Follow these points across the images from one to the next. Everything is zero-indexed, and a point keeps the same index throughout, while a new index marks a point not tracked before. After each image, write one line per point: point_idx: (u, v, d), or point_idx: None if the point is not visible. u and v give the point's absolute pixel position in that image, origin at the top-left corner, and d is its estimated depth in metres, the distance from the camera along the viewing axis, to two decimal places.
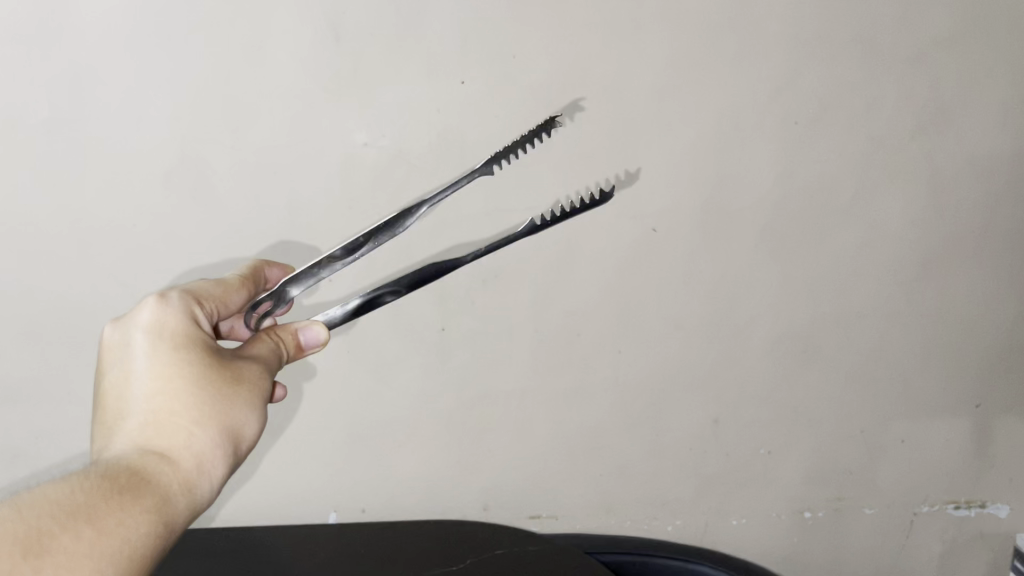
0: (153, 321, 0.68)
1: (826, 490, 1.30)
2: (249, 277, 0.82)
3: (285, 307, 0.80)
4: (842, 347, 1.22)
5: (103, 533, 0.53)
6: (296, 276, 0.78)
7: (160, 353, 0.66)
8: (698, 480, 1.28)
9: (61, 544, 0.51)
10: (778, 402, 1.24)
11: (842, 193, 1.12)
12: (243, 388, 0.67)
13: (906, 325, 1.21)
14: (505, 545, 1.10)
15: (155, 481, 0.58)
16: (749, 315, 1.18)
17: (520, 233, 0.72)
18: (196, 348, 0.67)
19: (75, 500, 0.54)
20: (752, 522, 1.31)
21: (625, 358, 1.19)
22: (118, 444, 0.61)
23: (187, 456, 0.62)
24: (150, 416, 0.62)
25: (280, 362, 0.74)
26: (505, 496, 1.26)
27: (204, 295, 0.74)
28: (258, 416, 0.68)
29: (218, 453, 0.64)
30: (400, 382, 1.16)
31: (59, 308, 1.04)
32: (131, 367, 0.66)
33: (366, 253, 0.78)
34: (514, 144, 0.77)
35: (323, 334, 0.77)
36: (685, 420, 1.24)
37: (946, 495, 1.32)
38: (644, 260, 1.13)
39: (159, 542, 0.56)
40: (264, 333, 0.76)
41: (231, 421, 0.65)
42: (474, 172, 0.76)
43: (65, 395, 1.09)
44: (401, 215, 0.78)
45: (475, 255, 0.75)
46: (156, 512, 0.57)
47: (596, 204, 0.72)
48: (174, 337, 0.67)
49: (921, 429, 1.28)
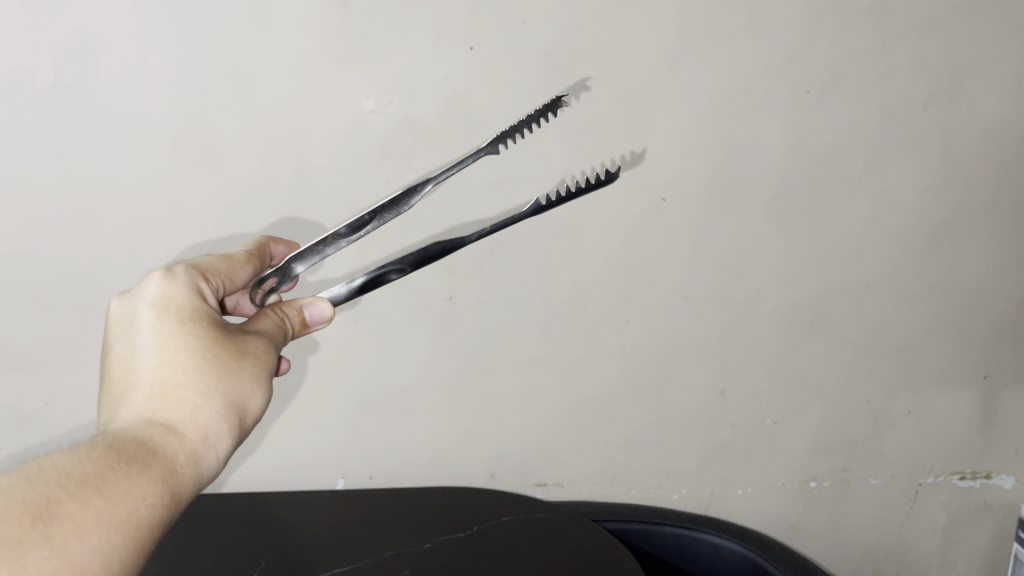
0: (159, 295, 0.68)
1: (831, 460, 1.30)
2: (254, 253, 0.83)
3: (290, 283, 0.81)
4: (850, 318, 1.21)
5: (110, 502, 0.53)
6: (301, 253, 0.79)
7: (166, 327, 0.66)
8: (703, 449, 1.28)
9: (69, 512, 0.51)
10: (784, 373, 1.24)
11: (853, 163, 1.11)
12: (248, 363, 0.68)
13: (915, 297, 1.21)
14: (511, 512, 1.11)
15: (162, 452, 0.59)
16: (757, 286, 1.17)
17: (524, 214, 0.71)
18: (202, 322, 0.68)
19: (82, 469, 0.54)
20: (757, 491, 1.32)
21: (632, 329, 1.19)
22: (125, 416, 0.61)
23: (194, 429, 0.62)
24: (156, 389, 0.63)
25: (285, 337, 0.76)
26: (512, 464, 1.27)
27: (210, 269, 0.75)
28: (263, 391, 0.68)
29: (224, 427, 0.64)
30: (407, 351, 1.16)
31: (66, 275, 1.04)
32: (137, 340, 0.66)
33: (372, 230, 0.79)
34: (520, 122, 0.76)
35: (328, 311, 0.79)
36: (691, 389, 1.24)
37: (951, 466, 1.32)
38: (652, 230, 1.12)
39: (165, 512, 0.57)
40: (269, 308, 0.77)
41: (237, 394, 0.66)
42: (481, 151, 0.75)
43: (74, 360, 1.10)
44: (406, 192, 0.79)
45: (479, 234, 0.75)
46: (162, 482, 0.57)
47: (600, 184, 0.72)
48: (180, 311, 0.68)
49: (928, 400, 1.28)
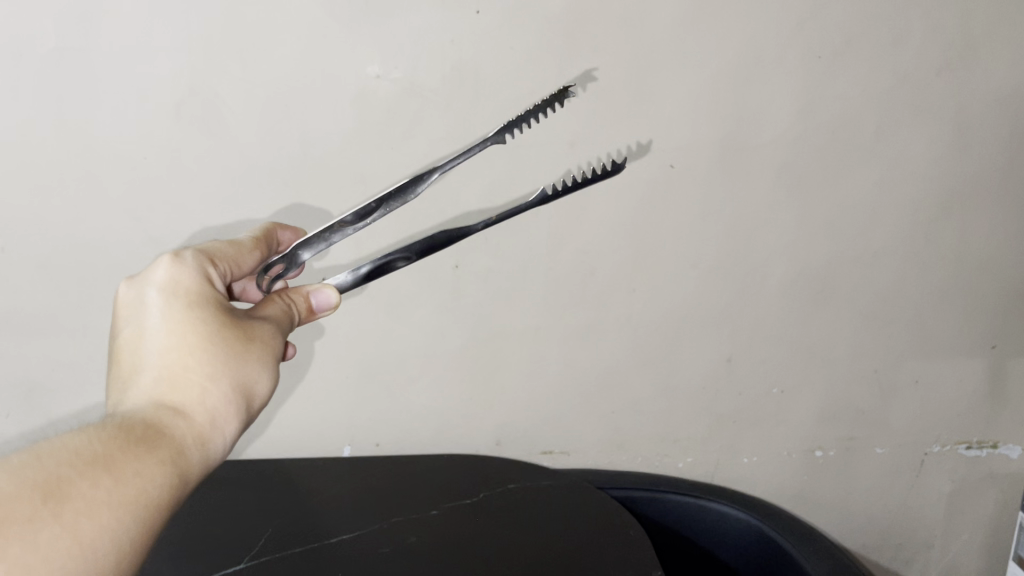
0: (167, 279, 0.69)
1: (838, 429, 1.30)
2: (262, 238, 0.84)
3: (296, 269, 0.82)
4: (859, 287, 1.20)
5: (120, 483, 0.53)
6: (307, 241, 0.80)
7: (174, 311, 0.67)
8: (709, 418, 1.28)
9: (79, 492, 0.51)
10: (792, 342, 1.24)
11: (865, 129, 1.09)
12: (256, 347, 0.68)
13: (924, 266, 1.19)
14: (517, 480, 1.12)
15: (170, 435, 0.59)
16: (765, 255, 1.16)
17: (532, 204, 0.75)
18: (209, 307, 0.68)
19: (92, 450, 0.54)
20: (763, 460, 1.32)
21: (639, 298, 1.18)
22: (133, 398, 0.62)
23: (201, 412, 0.62)
24: (164, 372, 0.63)
25: (291, 324, 0.76)
26: (518, 432, 1.27)
27: (217, 254, 0.76)
28: (269, 374, 0.69)
29: (231, 410, 0.64)
30: (413, 319, 1.16)
31: (70, 242, 1.04)
32: (145, 324, 0.66)
33: (378, 217, 0.80)
34: (527, 113, 0.79)
35: (334, 298, 0.79)
36: (698, 358, 1.24)
37: (957, 436, 1.32)
38: (660, 198, 1.11)
39: (173, 493, 0.57)
40: (275, 295, 0.77)
41: (244, 378, 0.66)
42: (488, 140, 0.78)
43: (80, 327, 1.09)
44: (412, 181, 0.78)
45: (486, 224, 0.78)
46: (171, 464, 0.58)
47: (606, 176, 0.75)
48: (187, 295, 0.68)
49: (936, 370, 1.27)
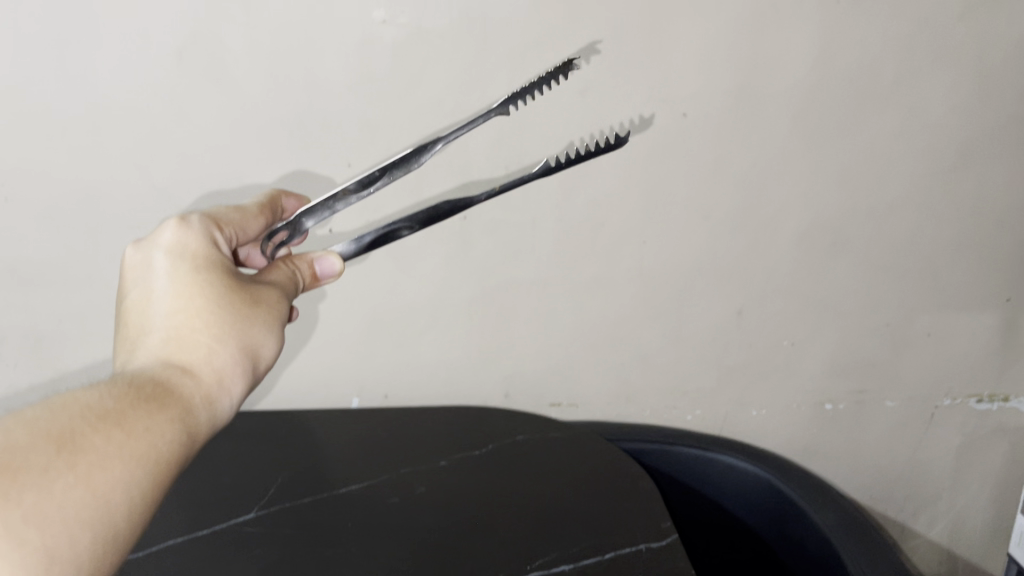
0: (175, 243, 0.70)
1: (847, 382, 1.30)
2: (266, 206, 0.86)
3: (300, 236, 0.81)
4: (873, 238, 1.18)
5: (133, 436, 0.53)
6: (310, 209, 0.79)
7: (181, 274, 0.68)
8: (719, 370, 1.28)
9: (94, 443, 0.51)
10: (803, 294, 1.22)
11: (883, 78, 1.06)
12: (260, 311, 0.69)
13: (941, 217, 1.17)
14: (526, 432, 1.12)
15: (179, 392, 0.59)
16: (778, 205, 1.14)
17: (537, 175, 0.77)
18: (216, 271, 0.69)
19: (103, 405, 0.54)
20: (771, 412, 1.32)
21: (649, 250, 1.16)
22: (141, 357, 0.62)
23: (209, 371, 0.63)
24: (172, 332, 0.64)
25: (296, 289, 0.79)
26: (526, 384, 1.27)
27: (224, 219, 0.77)
28: (274, 338, 0.70)
29: (237, 371, 0.65)
30: (420, 271, 1.14)
31: (73, 192, 1.02)
32: (152, 287, 0.67)
33: (381, 186, 0.78)
34: (532, 83, 0.79)
35: (339, 265, 0.81)
36: (708, 310, 1.22)
37: (969, 389, 1.31)
38: (672, 148, 1.08)
39: (184, 449, 0.57)
40: (281, 261, 0.80)
41: (249, 341, 0.67)
42: (493, 111, 0.77)
43: (85, 278, 1.09)
44: (416, 150, 0.77)
45: (490, 194, 0.79)
46: (181, 420, 0.58)
47: (610, 148, 0.77)
48: (194, 259, 0.70)
49: (949, 324, 1.26)
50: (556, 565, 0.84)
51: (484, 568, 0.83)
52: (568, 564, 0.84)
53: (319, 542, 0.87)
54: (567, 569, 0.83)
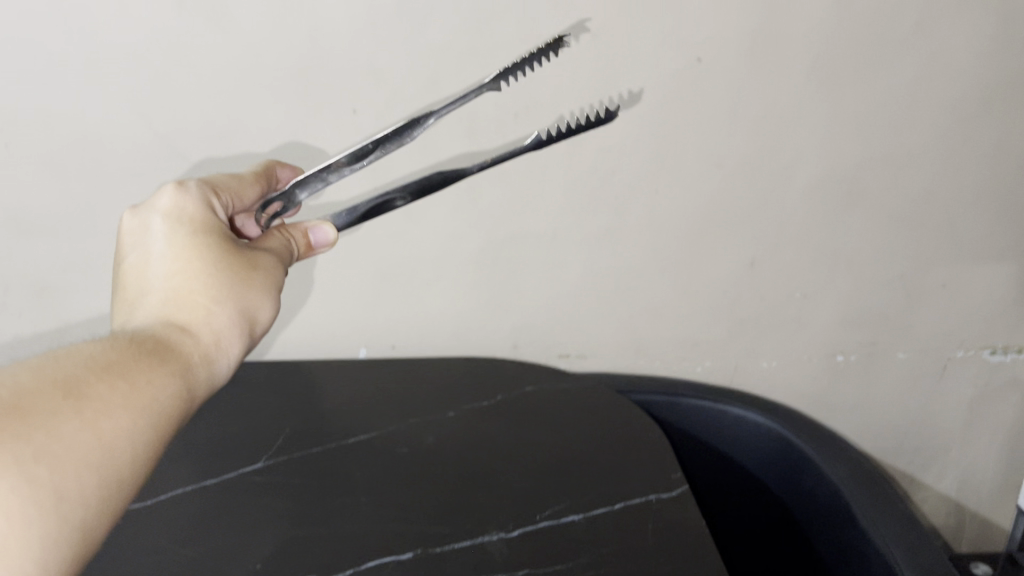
0: (172, 206, 0.69)
1: (860, 333, 1.28)
2: (262, 174, 0.83)
3: (294, 208, 0.80)
4: (889, 188, 1.16)
5: (135, 388, 0.52)
6: (303, 180, 0.77)
7: (178, 237, 0.67)
8: (730, 322, 1.27)
9: (97, 392, 0.50)
10: (816, 245, 1.20)
11: (904, 21, 1.02)
12: (258, 274, 0.68)
13: (960, 166, 1.14)
14: (535, 383, 1.11)
15: (179, 350, 0.58)
16: (793, 154, 1.12)
17: (528, 148, 0.78)
18: (213, 235, 0.68)
19: (105, 356, 0.53)
20: (782, 364, 1.31)
21: (661, 199, 1.14)
22: (140, 317, 0.61)
23: (207, 331, 0.62)
24: (170, 293, 0.63)
25: (291, 257, 0.77)
26: (535, 335, 1.26)
27: (220, 185, 0.76)
28: (271, 302, 0.69)
29: (235, 333, 0.64)
30: (428, 220, 1.13)
31: (75, 139, 1.00)
32: (149, 251, 0.66)
33: (374, 159, 0.77)
34: (523, 59, 0.77)
35: (332, 235, 0.81)
36: (720, 261, 1.21)
37: (983, 341, 1.29)
38: (685, 94, 1.06)
39: (184, 404, 0.56)
40: (276, 230, 0.78)
41: (247, 304, 0.66)
42: (483, 87, 0.77)
43: (88, 227, 1.07)
44: (409, 124, 0.76)
45: (481, 165, 0.80)
46: (181, 376, 0.57)
47: (600, 123, 0.77)
48: (192, 222, 0.69)
49: (965, 275, 1.23)
50: (566, 515, 0.83)
51: (494, 518, 0.83)
52: (578, 515, 0.83)
53: (329, 491, 0.87)
54: (577, 519, 0.83)
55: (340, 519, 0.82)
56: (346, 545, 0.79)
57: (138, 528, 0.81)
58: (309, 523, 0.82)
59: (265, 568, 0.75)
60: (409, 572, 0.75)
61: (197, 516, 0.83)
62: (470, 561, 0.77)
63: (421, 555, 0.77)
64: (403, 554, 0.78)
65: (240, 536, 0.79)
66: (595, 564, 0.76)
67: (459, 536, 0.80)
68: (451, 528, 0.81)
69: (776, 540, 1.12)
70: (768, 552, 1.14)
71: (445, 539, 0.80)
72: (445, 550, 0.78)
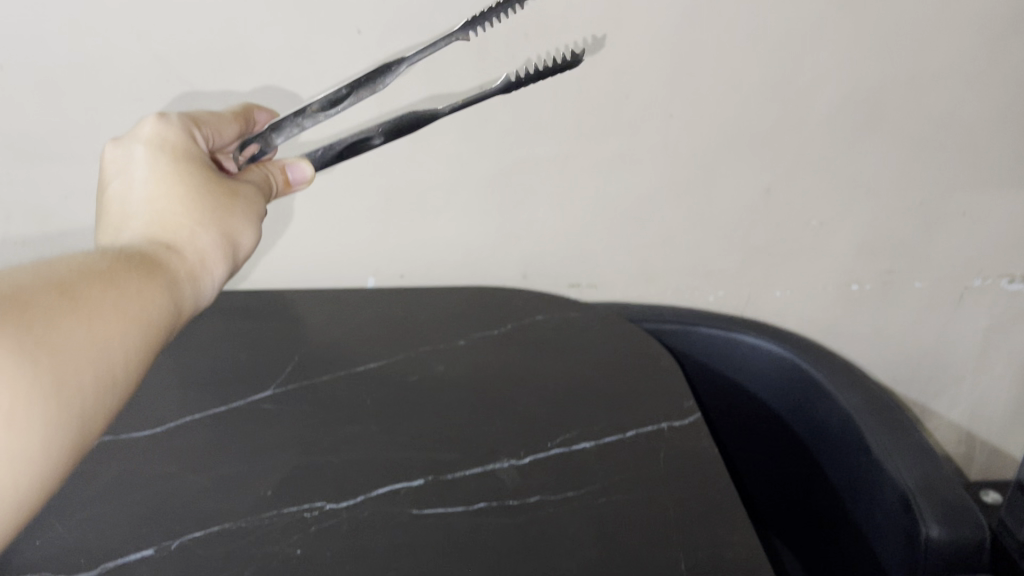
0: (155, 134, 0.68)
1: (875, 262, 1.26)
2: (241, 113, 0.80)
3: (272, 151, 0.77)
4: (912, 112, 1.12)
5: (123, 295, 0.53)
6: (278, 124, 0.74)
7: (161, 163, 0.66)
8: (744, 250, 1.24)
9: (87, 295, 0.50)
10: (834, 171, 1.17)
11: None
12: (241, 201, 0.67)
13: (987, 89, 1.10)
14: (546, 312, 1.09)
15: (164, 267, 0.58)
16: (813, 76, 1.08)
17: (496, 91, 0.76)
18: (195, 162, 0.67)
19: (97, 268, 0.53)
20: (796, 293, 1.29)
21: (675, 124, 1.11)
22: (123, 237, 0.61)
23: (191, 251, 0.62)
24: (153, 215, 0.62)
25: (269, 194, 0.75)
26: (546, 264, 1.24)
27: (200, 118, 0.73)
28: (254, 229, 0.68)
29: (218, 255, 0.64)
30: (436, 146, 1.10)
31: (70, 61, 0.97)
32: (131, 178, 0.65)
33: (349, 104, 0.74)
34: (495, 8, 0.73)
35: (310, 171, 0.77)
36: (735, 188, 1.18)
37: (1001, 270, 1.27)
38: (703, 12, 1.01)
39: (169, 318, 0.56)
40: (253, 166, 0.76)
41: (230, 228, 0.65)
42: (453, 35, 0.73)
43: (88, 153, 1.05)
44: (381, 69, 0.73)
45: (452, 108, 0.78)
46: (166, 292, 0.57)
47: (567, 66, 0.76)
48: (175, 151, 0.67)
49: (986, 202, 1.20)
50: (578, 443, 0.83)
51: (505, 445, 0.82)
52: (590, 442, 0.83)
53: (339, 419, 0.86)
54: (589, 447, 0.82)
55: (350, 446, 0.82)
56: (357, 472, 0.78)
57: (148, 454, 0.80)
58: (319, 450, 0.81)
59: (275, 494, 0.75)
60: (420, 498, 0.75)
61: (207, 442, 0.82)
62: (481, 488, 0.76)
63: (432, 481, 0.77)
64: (414, 480, 0.77)
65: (251, 462, 0.79)
66: (607, 491, 0.76)
67: (470, 463, 0.80)
68: (461, 455, 0.81)
69: (783, 469, 1.11)
70: (777, 481, 1.13)
71: (455, 466, 0.79)
72: (455, 477, 0.78)
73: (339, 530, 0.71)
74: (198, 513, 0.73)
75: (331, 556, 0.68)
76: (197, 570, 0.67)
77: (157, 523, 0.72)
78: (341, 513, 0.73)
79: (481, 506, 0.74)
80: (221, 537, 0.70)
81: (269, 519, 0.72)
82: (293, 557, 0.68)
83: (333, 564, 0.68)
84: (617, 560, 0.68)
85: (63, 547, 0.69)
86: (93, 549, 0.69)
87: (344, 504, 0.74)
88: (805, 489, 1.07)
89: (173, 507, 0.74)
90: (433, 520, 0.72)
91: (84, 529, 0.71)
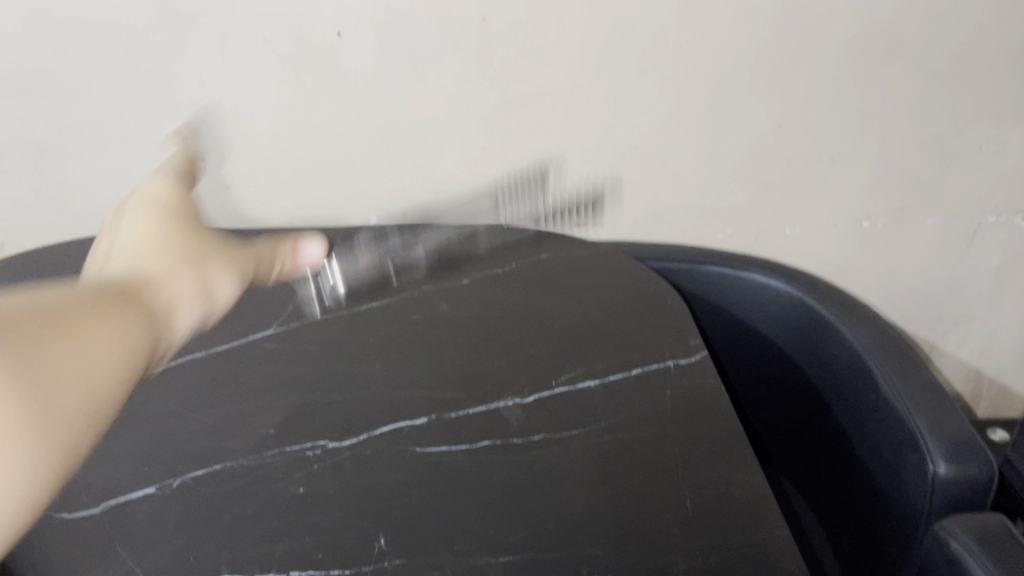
0: (144, 194, 0.74)
1: (888, 198, 1.24)
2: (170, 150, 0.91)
3: None
4: (930, 43, 1.08)
5: (114, 325, 0.43)
6: None
7: (145, 216, 0.67)
8: (754, 186, 1.22)
9: (83, 315, 0.41)
10: (848, 105, 1.14)
11: None
12: (220, 253, 0.64)
13: (1010, 18, 1.05)
14: (550, 251, 1.07)
15: (153, 299, 0.51)
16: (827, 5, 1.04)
17: None
18: (179, 210, 0.69)
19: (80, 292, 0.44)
20: (806, 231, 1.27)
21: (684, 56, 1.07)
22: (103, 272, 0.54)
23: (171, 292, 0.54)
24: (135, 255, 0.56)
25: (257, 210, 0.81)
26: (552, 201, 1.22)
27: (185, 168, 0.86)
28: (232, 287, 0.63)
29: (196, 304, 0.57)
30: (438, 79, 1.07)
31: None
32: (114, 231, 0.65)
33: None
34: None
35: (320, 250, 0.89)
36: (746, 122, 1.15)
37: (1017, 206, 1.24)
38: None
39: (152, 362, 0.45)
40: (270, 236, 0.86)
41: (206, 281, 0.59)
42: None
43: (84, 84, 1.03)
44: None
45: None
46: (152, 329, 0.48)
47: None
48: (163, 200, 0.72)
49: (1004, 137, 1.17)
50: (582, 381, 0.82)
51: (509, 384, 0.81)
52: (595, 381, 0.82)
53: (343, 358, 0.85)
54: (594, 385, 0.81)
55: (354, 385, 0.81)
56: (361, 411, 0.78)
57: (149, 394, 0.80)
58: (321, 389, 0.81)
59: (278, 433, 0.75)
60: (424, 437, 0.74)
61: (209, 382, 0.82)
62: (485, 426, 0.76)
63: (436, 420, 0.76)
64: (418, 419, 0.77)
65: (253, 402, 0.79)
66: (612, 430, 0.75)
67: (474, 402, 0.79)
68: (465, 394, 0.80)
69: (785, 408, 1.10)
70: (778, 421, 1.12)
71: (459, 405, 0.78)
72: (459, 416, 0.77)
73: (343, 468, 0.71)
74: (201, 452, 0.72)
75: (335, 494, 0.68)
76: (200, 509, 0.67)
77: (160, 462, 0.71)
78: (344, 451, 0.73)
79: (485, 444, 0.73)
80: (224, 476, 0.70)
81: (272, 458, 0.72)
82: (296, 496, 0.68)
83: (337, 502, 0.67)
84: (622, 497, 0.68)
85: (66, 486, 0.69)
86: (96, 488, 0.69)
87: (347, 443, 0.74)
88: (807, 428, 1.06)
89: (176, 446, 0.73)
90: (437, 458, 0.72)
91: (86, 468, 0.71)
